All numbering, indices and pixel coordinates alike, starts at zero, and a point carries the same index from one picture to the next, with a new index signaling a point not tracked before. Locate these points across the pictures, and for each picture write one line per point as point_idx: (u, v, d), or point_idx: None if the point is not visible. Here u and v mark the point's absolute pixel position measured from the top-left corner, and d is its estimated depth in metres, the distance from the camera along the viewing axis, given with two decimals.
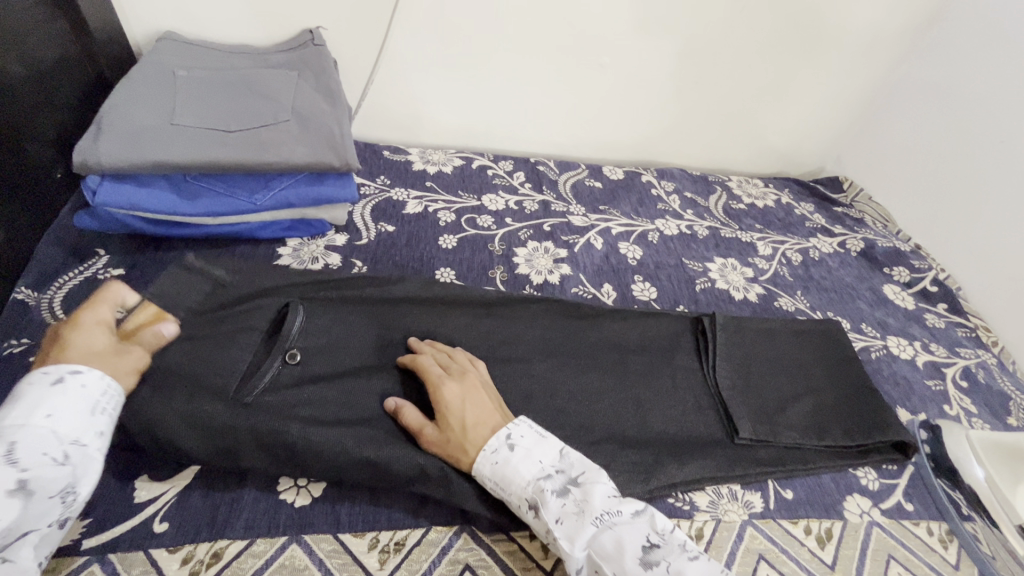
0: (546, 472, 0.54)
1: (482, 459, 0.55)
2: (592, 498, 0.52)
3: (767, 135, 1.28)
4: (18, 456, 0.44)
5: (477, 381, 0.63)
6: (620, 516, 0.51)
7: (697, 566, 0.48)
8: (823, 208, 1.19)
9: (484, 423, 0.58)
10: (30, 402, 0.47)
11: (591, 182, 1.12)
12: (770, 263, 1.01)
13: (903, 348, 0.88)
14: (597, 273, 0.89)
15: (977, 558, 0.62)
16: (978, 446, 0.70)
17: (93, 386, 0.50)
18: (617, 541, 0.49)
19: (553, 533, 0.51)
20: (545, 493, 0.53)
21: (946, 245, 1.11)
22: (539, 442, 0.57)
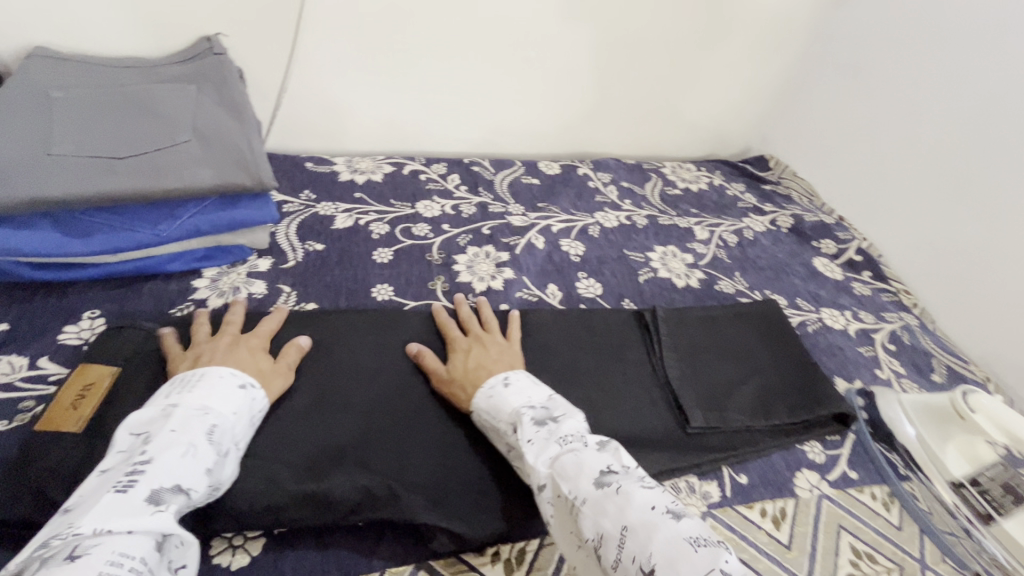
0: (531, 405, 0.58)
1: (479, 390, 0.61)
2: (567, 427, 0.55)
3: (695, 118, 1.31)
4: (213, 439, 0.49)
5: (495, 339, 0.69)
6: (587, 446, 0.53)
7: (649, 492, 0.49)
8: (753, 187, 1.23)
9: (488, 367, 0.64)
10: (223, 394, 0.53)
11: (528, 179, 1.10)
12: (708, 247, 1.03)
13: (836, 319, 0.92)
14: (541, 274, 0.87)
15: (917, 515, 0.65)
16: (909, 408, 0.72)
17: (260, 399, 0.56)
18: (579, 464, 0.51)
19: (524, 452, 0.54)
20: (525, 418, 0.56)
21: (866, 214, 1.17)
22: (534, 386, 0.61)
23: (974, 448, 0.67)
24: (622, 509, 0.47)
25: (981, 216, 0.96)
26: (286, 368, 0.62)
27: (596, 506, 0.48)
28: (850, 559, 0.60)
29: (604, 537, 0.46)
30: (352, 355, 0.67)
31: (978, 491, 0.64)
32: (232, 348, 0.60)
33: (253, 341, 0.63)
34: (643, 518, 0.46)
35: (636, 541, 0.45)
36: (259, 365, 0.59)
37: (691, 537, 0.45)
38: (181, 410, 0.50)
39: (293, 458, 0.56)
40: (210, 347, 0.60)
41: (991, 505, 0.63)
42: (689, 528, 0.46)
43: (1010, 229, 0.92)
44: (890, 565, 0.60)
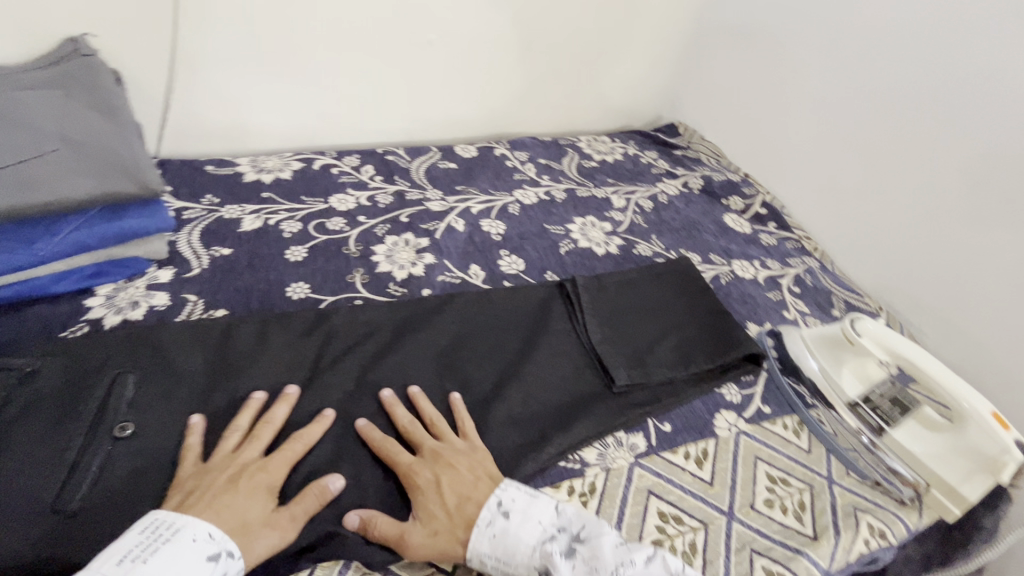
0: (548, 534, 0.53)
1: (477, 537, 0.52)
2: (603, 551, 0.52)
3: (605, 91, 1.34)
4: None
5: (452, 449, 0.59)
6: (636, 566, 0.51)
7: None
8: (665, 153, 1.28)
9: (468, 497, 0.55)
10: (179, 573, 0.44)
11: (445, 164, 1.09)
12: (625, 214, 1.06)
13: (746, 269, 0.98)
14: (462, 256, 0.87)
15: (823, 438, 0.70)
16: (811, 342, 0.76)
17: (232, 573, 0.47)
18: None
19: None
20: (556, 557, 0.51)
21: (768, 171, 1.25)
22: (532, 502, 0.55)
23: (864, 368, 0.73)
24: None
25: (864, 162, 1.05)
26: (287, 522, 0.52)
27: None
28: (766, 485, 0.64)
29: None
30: (269, 360, 0.65)
31: (869, 408, 0.70)
32: (229, 487, 0.52)
33: (257, 475, 0.53)
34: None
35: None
36: (246, 515, 0.50)
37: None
38: None
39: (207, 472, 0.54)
40: (206, 495, 0.51)
41: (881, 419, 0.69)
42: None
43: (888, 170, 1.02)
44: (802, 485, 0.65)
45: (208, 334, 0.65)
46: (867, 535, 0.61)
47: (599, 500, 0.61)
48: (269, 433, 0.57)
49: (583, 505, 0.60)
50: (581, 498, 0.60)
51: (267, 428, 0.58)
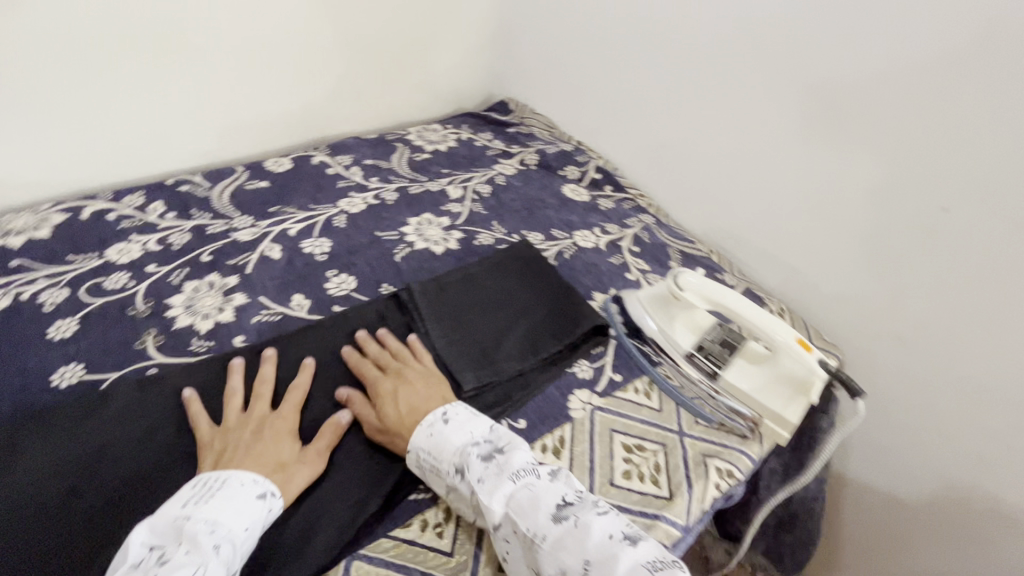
0: (474, 441, 0.57)
1: (416, 433, 0.58)
2: (516, 460, 0.55)
3: (427, 77, 1.27)
4: (220, 560, 0.45)
5: (413, 369, 0.66)
6: (539, 479, 0.54)
7: (604, 520, 0.51)
8: (498, 133, 1.26)
9: (419, 405, 0.61)
10: (240, 507, 0.49)
11: (255, 183, 0.97)
12: (463, 204, 1.02)
13: (588, 238, 0.99)
14: (282, 287, 0.78)
15: (671, 393, 0.73)
16: (647, 303, 0.77)
17: (276, 510, 0.52)
18: (532, 497, 0.52)
19: (476, 493, 0.53)
20: (472, 457, 0.55)
21: (591, 131, 1.23)
22: (472, 416, 0.59)
23: (695, 316, 0.75)
24: (582, 542, 0.48)
25: (670, 115, 1.07)
26: (315, 456, 0.57)
27: (556, 540, 0.49)
28: (623, 457, 0.65)
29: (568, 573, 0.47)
30: (29, 474, 0.53)
31: (703, 355, 0.73)
32: (256, 438, 0.56)
33: (277, 424, 0.58)
34: (604, 551, 0.48)
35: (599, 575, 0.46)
36: (280, 457, 0.55)
37: (648, 565, 0.47)
38: (190, 528, 0.46)
39: None
40: (230, 444, 0.56)
41: (715, 364, 0.72)
42: (649, 554, 0.48)
43: (691, 119, 1.04)
44: (656, 447, 0.66)
45: None
46: (716, 479, 0.64)
47: (456, 527, 0.57)
48: (267, 389, 0.62)
49: (438, 536, 0.56)
50: (435, 529, 0.56)
51: (267, 383, 0.63)
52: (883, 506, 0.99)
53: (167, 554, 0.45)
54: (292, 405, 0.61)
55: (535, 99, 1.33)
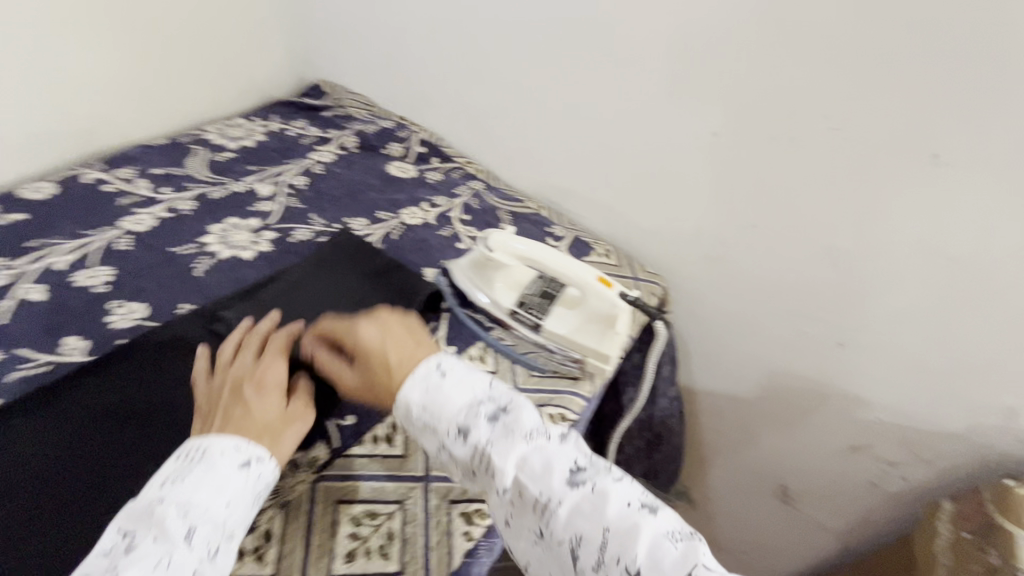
0: (477, 401, 0.50)
1: (411, 387, 0.52)
2: (527, 420, 0.49)
3: (218, 66, 1.14)
4: (196, 541, 0.43)
5: (400, 317, 0.59)
6: (550, 441, 0.48)
7: (622, 485, 0.46)
8: (313, 119, 1.18)
9: (407, 355, 0.55)
10: (218, 483, 0.45)
11: (7, 217, 0.82)
12: (276, 200, 0.94)
13: (416, 215, 0.96)
14: (50, 331, 0.67)
15: (504, 352, 0.73)
16: (464, 274, 0.77)
17: (268, 474, 0.49)
18: (546, 461, 0.47)
19: (485, 455, 0.48)
20: (478, 418, 0.49)
21: (410, 104, 1.18)
22: (473, 373, 0.53)
23: (512, 275, 0.77)
24: (600, 508, 0.45)
25: (476, 78, 1.05)
26: (299, 414, 0.55)
27: (573, 506, 0.45)
28: None
29: (584, 538, 0.44)
30: None
31: (524, 310, 0.75)
32: (236, 398, 0.54)
33: (263, 377, 0.56)
34: (625, 519, 0.44)
35: (619, 543, 0.43)
36: (265, 417, 0.52)
37: (667, 532, 0.44)
38: (162, 510, 0.43)
39: None
40: (218, 403, 0.54)
41: (537, 316, 0.74)
42: (665, 522, 0.45)
43: (496, 79, 1.03)
44: None
45: None
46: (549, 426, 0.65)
47: (280, 546, 0.53)
48: (257, 343, 0.61)
49: (259, 563, 0.52)
50: (255, 554, 0.53)
51: (254, 341, 0.61)
52: (728, 406, 1.10)
53: (137, 541, 0.42)
54: (278, 356, 0.59)
55: (348, 77, 1.25)
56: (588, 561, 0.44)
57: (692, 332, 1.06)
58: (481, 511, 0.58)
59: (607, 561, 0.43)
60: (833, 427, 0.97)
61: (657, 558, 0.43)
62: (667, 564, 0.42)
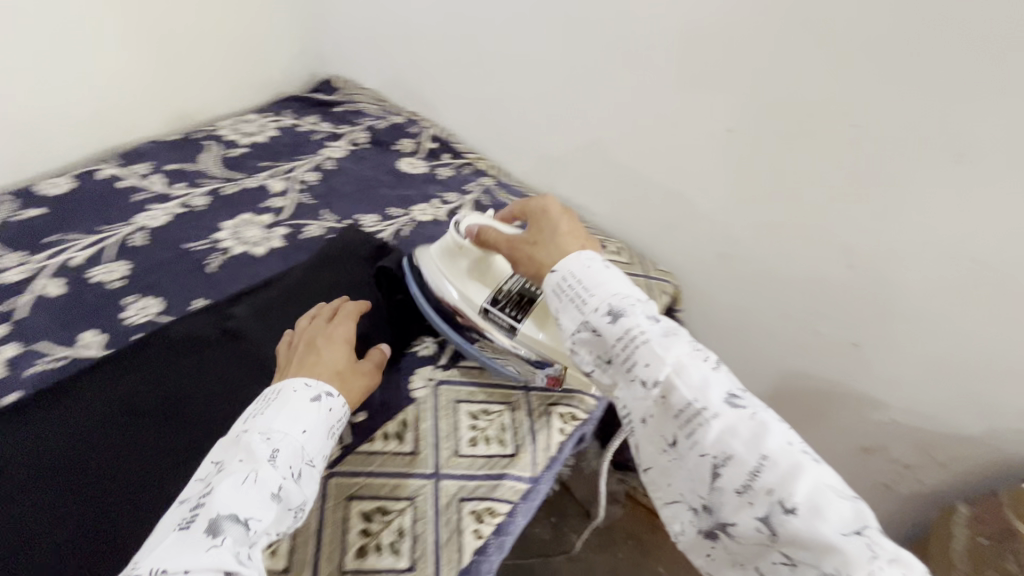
0: (637, 300, 0.51)
1: (573, 261, 0.54)
2: (689, 338, 0.49)
3: (231, 62, 1.14)
4: (279, 463, 0.46)
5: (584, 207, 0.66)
6: (710, 364, 0.48)
7: (783, 427, 0.45)
8: (325, 115, 1.18)
9: (575, 236, 0.59)
10: (294, 414, 0.50)
11: (26, 213, 0.83)
12: (288, 197, 0.95)
13: (427, 211, 0.96)
14: (66, 326, 0.68)
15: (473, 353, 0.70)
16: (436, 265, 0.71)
17: (337, 413, 0.54)
18: (706, 377, 0.46)
19: (635, 340, 0.48)
20: (639, 311, 0.49)
21: (421, 100, 1.18)
22: (623, 278, 0.53)
23: (488, 264, 0.70)
24: (759, 438, 0.43)
25: (487, 74, 1.05)
26: (360, 375, 0.60)
27: (728, 424, 0.44)
28: (468, 424, 0.65)
29: (733, 458, 0.43)
30: None
31: (499, 308, 0.67)
32: (310, 349, 0.59)
33: (333, 337, 0.61)
34: (786, 453, 0.42)
35: (775, 474, 0.42)
36: (336, 366, 0.58)
37: (833, 486, 0.41)
38: (247, 436, 0.47)
39: None
40: (291, 356, 0.59)
41: (516, 314, 0.67)
42: (828, 474, 0.42)
43: (507, 73, 1.02)
44: (500, 407, 0.67)
45: None
46: (560, 424, 0.67)
47: (293, 539, 0.52)
48: (330, 311, 0.66)
49: (272, 557, 0.51)
50: (266, 549, 0.52)
51: (328, 308, 0.66)
52: None
53: (224, 463, 0.45)
54: (347, 322, 0.64)
55: (360, 72, 1.24)
56: (731, 482, 0.43)
57: (705, 330, 1.05)
58: (492, 509, 0.57)
59: (755, 490, 0.42)
60: (847, 429, 0.96)
61: (816, 501, 0.40)
62: (829, 514, 0.39)
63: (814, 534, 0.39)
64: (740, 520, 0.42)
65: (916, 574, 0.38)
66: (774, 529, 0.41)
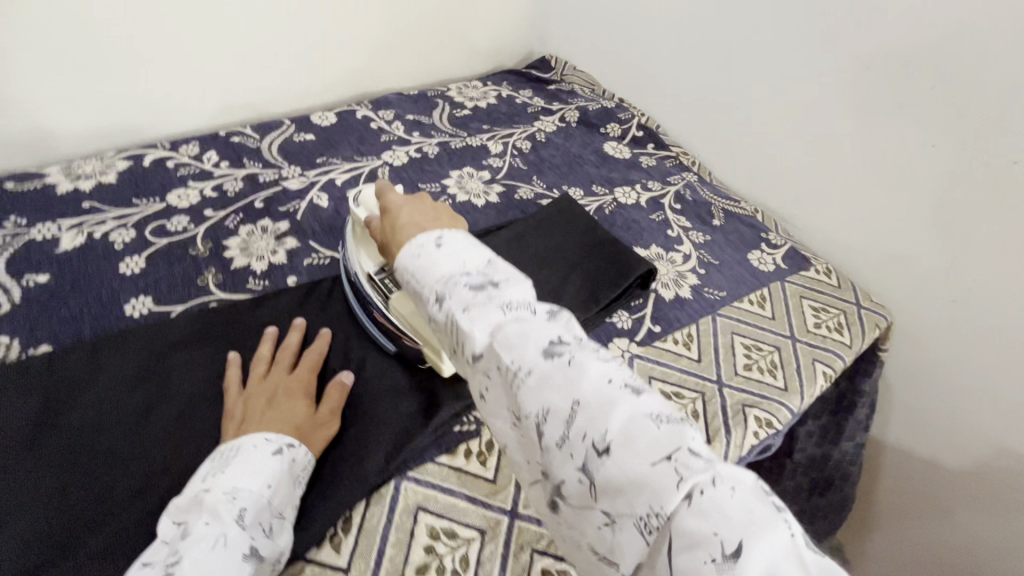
0: (465, 271, 0.44)
1: (405, 255, 0.47)
2: (511, 292, 0.42)
3: (468, 32, 1.25)
4: (248, 521, 0.44)
5: (435, 201, 0.55)
6: (534, 315, 0.40)
7: (603, 362, 0.38)
8: (539, 90, 1.24)
9: (420, 225, 0.50)
10: (257, 467, 0.47)
11: (302, 136, 0.99)
12: (504, 159, 1.02)
13: (629, 194, 0.98)
14: (330, 233, 0.81)
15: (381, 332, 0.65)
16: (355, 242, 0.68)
17: (299, 461, 0.51)
18: (523, 331, 0.39)
19: (456, 322, 0.41)
20: (456, 286, 0.42)
21: (638, 89, 1.22)
22: (473, 247, 0.46)
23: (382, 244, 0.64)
24: (573, 383, 0.37)
25: (720, 70, 1.05)
26: (328, 418, 0.56)
27: (544, 379, 0.37)
28: None
29: (552, 413, 0.36)
30: (109, 392, 0.56)
31: (380, 276, 0.64)
32: (269, 404, 0.54)
33: (291, 388, 0.56)
34: (598, 392, 0.36)
35: (586, 420, 0.35)
36: (296, 419, 0.53)
37: (652, 415, 0.35)
38: (210, 497, 0.45)
39: (38, 527, 0.46)
40: (246, 407, 0.54)
41: (389, 286, 0.63)
42: (648, 403, 0.36)
43: (744, 72, 1.01)
44: (694, 395, 0.68)
45: (30, 375, 0.56)
46: (755, 427, 0.66)
47: (498, 456, 0.59)
48: (290, 357, 0.60)
49: (482, 466, 0.57)
50: (479, 457, 0.58)
51: (286, 352, 0.61)
52: (925, 471, 0.98)
53: (188, 528, 0.43)
54: (306, 368, 0.59)
55: (581, 56, 1.31)
56: (552, 437, 0.36)
57: (905, 376, 0.95)
58: None
59: (573, 440, 0.35)
60: None
61: (631, 439, 0.34)
62: (641, 447, 0.34)
63: (624, 472, 0.33)
64: (564, 476, 0.36)
65: (744, 488, 0.31)
66: (593, 479, 0.35)
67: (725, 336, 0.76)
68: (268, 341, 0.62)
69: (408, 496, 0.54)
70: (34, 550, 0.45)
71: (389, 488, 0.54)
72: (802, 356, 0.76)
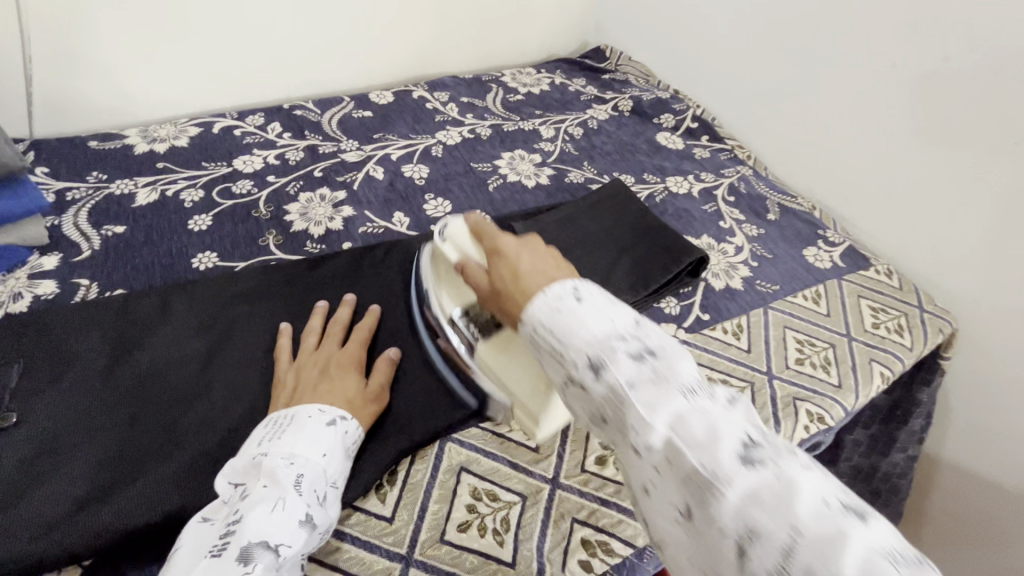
0: (619, 334, 0.38)
1: (539, 307, 0.41)
2: (684, 371, 0.36)
3: (525, 19, 1.26)
4: (303, 488, 0.44)
5: (545, 241, 0.49)
6: (714, 402, 0.35)
7: (813, 476, 0.31)
8: (592, 79, 1.24)
9: (545, 271, 0.45)
10: (312, 436, 0.47)
11: (360, 112, 1.01)
12: (555, 143, 1.02)
13: (681, 184, 0.96)
14: (384, 205, 0.83)
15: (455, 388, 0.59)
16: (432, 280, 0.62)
17: (352, 433, 0.50)
18: (714, 428, 0.33)
19: (622, 399, 0.35)
20: (618, 354, 0.36)
21: (695, 81, 1.20)
22: (616, 302, 0.40)
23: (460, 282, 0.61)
24: (786, 500, 0.30)
25: (785, 62, 1.01)
26: (377, 393, 0.55)
27: (747, 492, 0.31)
28: None
29: (758, 533, 0.30)
30: (176, 335, 0.59)
31: (466, 322, 0.58)
32: (322, 376, 0.54)
33: (343, 361, 0.56)
34: (820, 516, 0.29)
35: (819, 558, 0.28)
36: (347, 392, 0.53)
37: (892, 554, 0.28)
38: (268, 461, 0.44)
39: (109, 454, 0.49)
40: (298, 378, 0.54)
41: (476, 333, 0.57)
42: (885, 537, 0.29)
43: (808, 64, 0.98)
44: (742, 384, 0.66)
45: (107, 315, 0.59)
46: (806, 422, 0.64)
47: None
48: (341, 331, 0.60)
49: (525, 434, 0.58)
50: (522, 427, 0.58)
51: (337, 325, 0.60)
52: (982, 491, 0.93)
53: (248, 490, 0.43)
54: (355, 343, 0.59)
55: (636, 47, 1.30)
56: (761, 568, 0.29)
57: (967, 389, 0.91)
58: None
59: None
60: None
61: None
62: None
63: None
64: None
65: None
66: None
67: (777, 329, 0.74)
68: (319, 314, 0.61)
69: (453, 456, 0.55)
70: (107, 474, 0.48)
71: (435, 449, 0.55)
72: (858, 356, 0.73)
